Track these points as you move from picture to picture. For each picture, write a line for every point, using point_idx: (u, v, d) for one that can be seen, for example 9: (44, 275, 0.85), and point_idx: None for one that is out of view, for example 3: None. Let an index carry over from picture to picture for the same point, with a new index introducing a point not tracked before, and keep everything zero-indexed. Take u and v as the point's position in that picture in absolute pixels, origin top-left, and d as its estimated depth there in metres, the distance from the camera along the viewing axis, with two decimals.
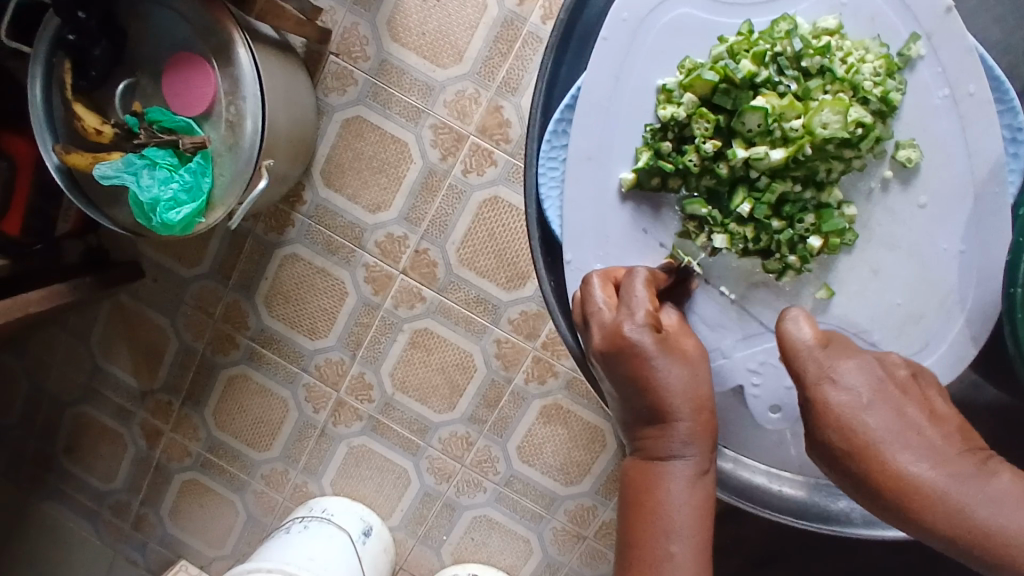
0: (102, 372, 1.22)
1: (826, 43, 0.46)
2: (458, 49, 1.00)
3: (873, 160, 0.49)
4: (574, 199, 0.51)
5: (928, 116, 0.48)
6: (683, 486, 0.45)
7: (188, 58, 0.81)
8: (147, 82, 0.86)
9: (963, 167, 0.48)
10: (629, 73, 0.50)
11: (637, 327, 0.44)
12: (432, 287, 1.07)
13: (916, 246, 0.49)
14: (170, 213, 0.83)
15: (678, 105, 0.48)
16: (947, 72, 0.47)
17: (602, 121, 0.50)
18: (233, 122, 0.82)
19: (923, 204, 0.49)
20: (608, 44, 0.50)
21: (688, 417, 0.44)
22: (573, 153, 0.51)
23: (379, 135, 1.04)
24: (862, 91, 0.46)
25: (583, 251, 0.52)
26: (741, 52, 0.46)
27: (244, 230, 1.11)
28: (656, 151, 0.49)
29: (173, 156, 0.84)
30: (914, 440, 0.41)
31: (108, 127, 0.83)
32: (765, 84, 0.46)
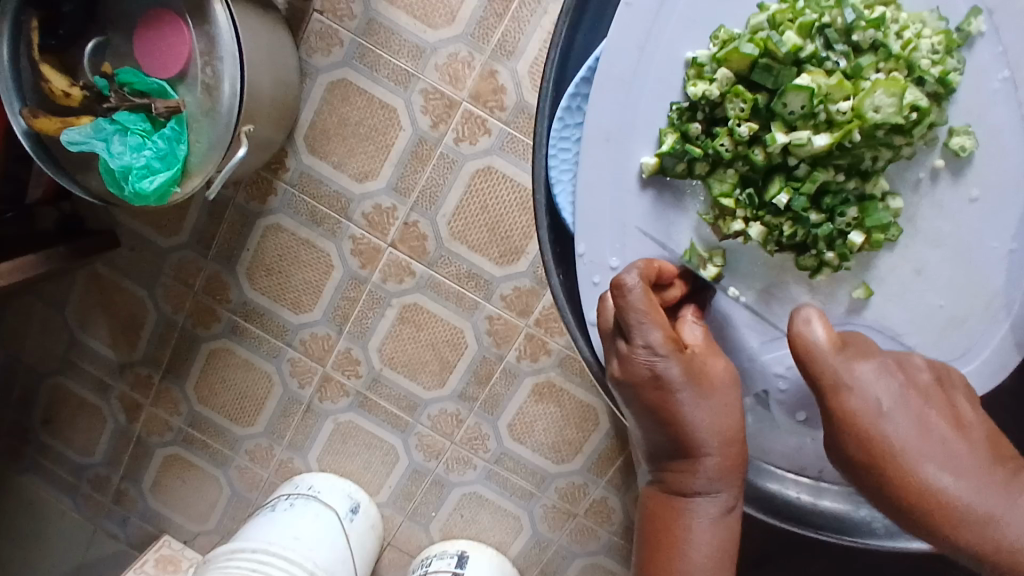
0: (79, 344, 1.17)
1: (881, 15, 0.42)
2: (451, 9, 0.95)
3: (924, 148, 0.45)
4: (590, 185, 0.48)
5: (987, 101, 0.44)
6: (706, 524, 0.43)
7: (161, 16, 0.76)
8: (119, 41, 0.80)
9: (1018, 159, 0.45)
10: (655, 43, 0.46)
11: (658, 356, 0.42)
12: (422, 260, 1.03)
13: (961, 241, 0.46)
14: (143, 182, 0.77)
15: (710, 82, 0.44)
16: (1008, 53, 0.43)
17: (624, 98, 0.46)
18: (209, 84, 0.76)
19: (975, 197, 0.45)
20: (631, 11, 0.45)
21: (714, 451, 0.42)
22: (591, 133, 0.47)
23: (367, 100, 0.98)
24: (918, 70, 0.42)
25: (598, 244, 0.48)
26: (785, 23, 0.42)
27: (224, 199, 1.05)
28: (683, 134, 0.46)
29: (146, 121, 0.78)
30: (936, 450, 0.39)
31: (77, 89, 0.78)
32: (811, 60, 0.43)
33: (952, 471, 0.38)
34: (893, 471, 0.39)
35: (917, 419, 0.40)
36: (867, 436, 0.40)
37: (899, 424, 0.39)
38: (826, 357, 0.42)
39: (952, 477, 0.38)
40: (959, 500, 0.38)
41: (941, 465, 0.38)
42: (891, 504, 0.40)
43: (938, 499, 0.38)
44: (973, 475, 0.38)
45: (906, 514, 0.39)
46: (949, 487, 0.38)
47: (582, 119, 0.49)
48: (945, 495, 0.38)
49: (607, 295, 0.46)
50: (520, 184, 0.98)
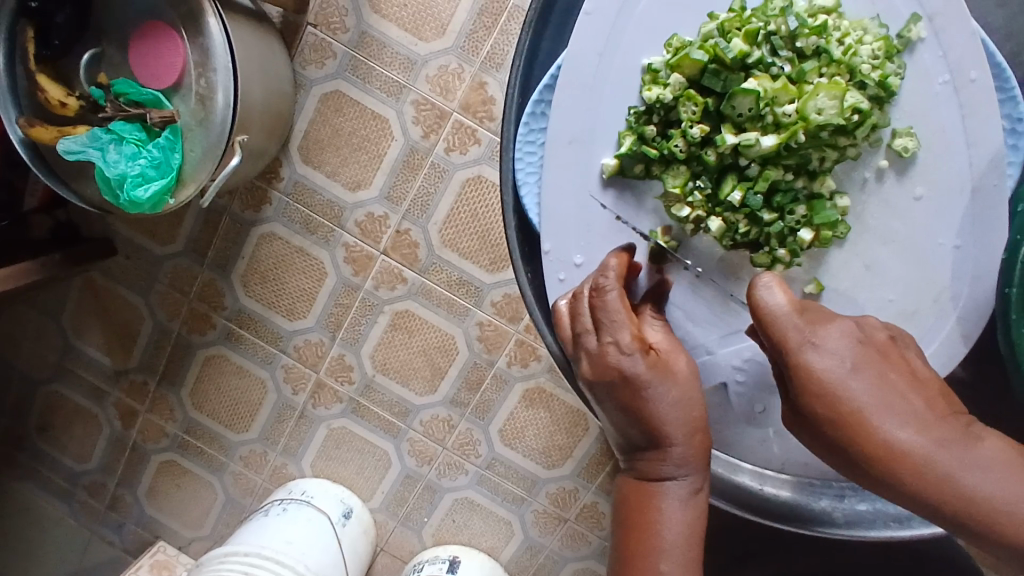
0: (75, 350, 1.18)
1: (823, 22, 0.44)
2: (441, 23, 0.97)
3: (869, 149, 0.47)
4: (554, 186, 0.49)
5: (929, 103, 0.46)
6: (677, 506, 0.45)
7: (156, 28, 0.78)
8: (114, 52, 0.82)
9: (962, 159, 0.46)
10: (615, 50, 0.47)
11: (625, 353, 0.44)
12: (413, 268, 1.05)
13: (910, 238, 0.48)
14: (137, 190, 0.79)
15: (664, 87, 0.46)
16: (948, 57, 0.45)
17: (585, 102, 0.48)
18: (203, 96, 0.78)
19: (920, 195, 0.47)
20: (592, 19, 0.47)
21: (680, 440, 0.44)
22: (555, 136, 0.49)
23: (359, 111, 1.00)
24: (859, 74, 0.44)
25: (563, 242, 0.50)
26: (733, 31, 0.44)
27: (219, 208, 1.07)
28: (640, 136, 0.47)
29: (140, 131, 0.81)
30: (898, 404, 0.39)
31: (73, 99, 0.80)
32: (757, 65, 0.44)
33: (913, 425, 0.39)
34: (860, 431, 0.39)
35: (878, 376, 0.40)
36: (836, 395, 0.39)
37: (863, 382, 0.40)
38: (788, 319, 0.41)
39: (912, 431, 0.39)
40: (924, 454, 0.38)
41: (905, 419, 0.39)
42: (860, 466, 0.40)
43: (902, 453, 0.38)
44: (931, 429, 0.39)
45: (870, 468, 0.39)
46: (912, 441, 0.39)
47: (546, 124, 0.50)
48: (907, 449, 0.38)
49: (560, 305, 0.47)
50: None
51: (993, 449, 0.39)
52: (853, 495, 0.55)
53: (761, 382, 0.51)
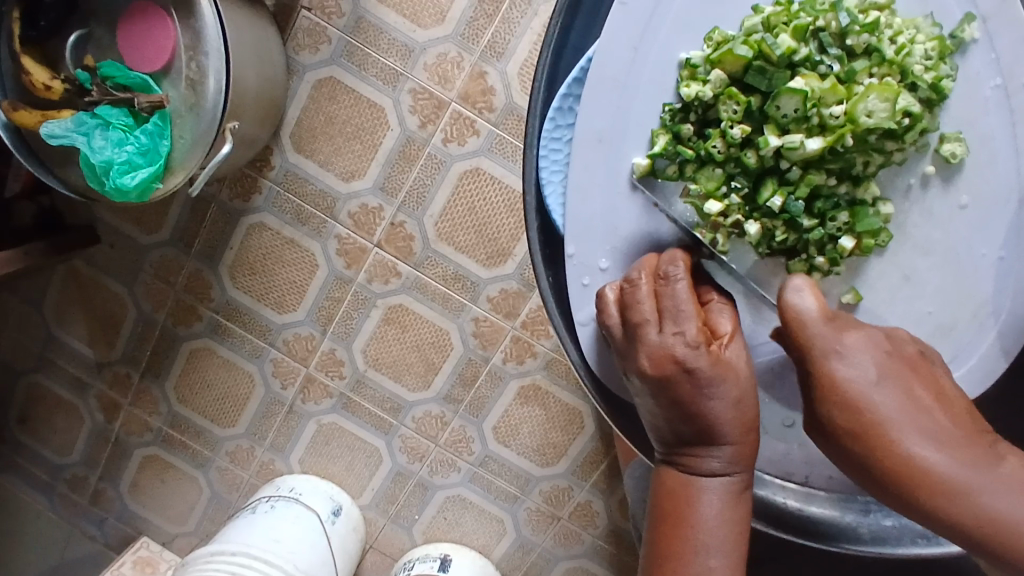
0: (56, 341, 1.15)
1: (875, 20, 0.42)
2: (441, 9, 0.94)
3: (915, 153, 0.45)
4: (580, 186, 0.47)
5: (979, 107, 0.44)
6: (724, 501, 0.43)
7: (144, 8, 0.74)
8: (102, 33, 0.78)
9: (1010, 167, 0.45)
10: (650, 45, 0.45)
11: (690, 348, 0.42)
12: (408, 261, 1.02)
13: (952, 247, 0.47)
14: (124, 177, 0.76)
15: (704, 83, 0.44)
16: (1001, 60, 0.44)
17: (618, 100, 0.46)
18: (194, 79, 0.74)
19: (964, 204, 0.46)
20: (628, 10, 0.45)
21: (734, 436, 0.43)
22: (583, 133, 0.47)
23: (354, 99, 0.97)
24: (911, 76, 0.43)
25: (588, 245, 0.48)
26: (780, 26, 0.43)
27: (207, 197, 1.04)
28: (675, 135, 0.46)
29: (128, 115, 0.77)
30: (922, 420, 0.39)
31: (58, 82, 0.76)
32: (804, 63, 0.43)
33: (936, 444, 0.39)
34: (882, 445, 0.39)
35: (904, 388, 0.40)
36: (854, 407, 0.40)
37: (890, 396, 0.39)
38: (816, 324, 0.41)
39: (933, 451, 0.38)
40: (944, 472, 0.38)
41: (927, 436, 0.39)
42: (878, 480, 0.40)
43: (923, 471, 0.38)
44: (960, 455, 0.38)
45: (889, 485, 0.40)
46: (932, 460, 0.38)
47: (573, 120, 0.48)
48: (928, 468, 0.38)
49: (606, 293, 0.46)
50: (508, 186, 0.98)
51: (1016, 469, 0.39)
52: (879, 509, 0.54)
53: (785, 394, 0.50)
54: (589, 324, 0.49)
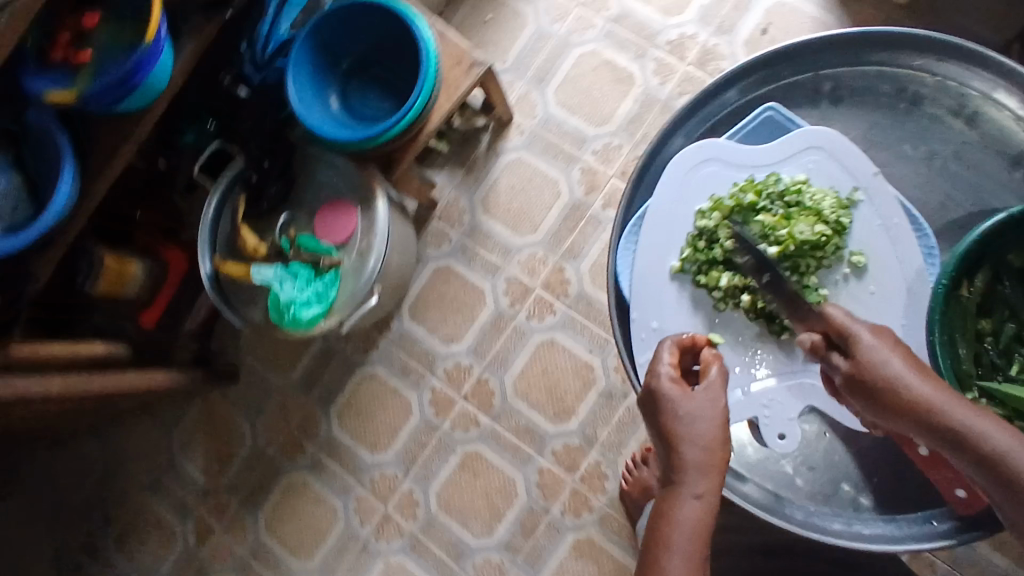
0: (175, 465, 1.34)
1: (800, 188, 0.76)
2: (535, 222, 1.25)
3: (837, 262, 0.76)
4: (642, 277, 0.78)
5: (871, 236, 0.76)
6: (689, 503, 0.60)
7: (339, 203, 1.08)
8: (301, 218, 1.12)
9: (898, 270, 0.75)
10: (680, 201, 0.78)
11: (660, 376, 0.66)
12: (487, 413, 1.21)
13: (876, 314, 0.75)
14: (302, 311, 1.03)
15: (709, 219, 0.77)
16: (880, 210, 0.75)
17: (663, 228, 0.78)
18: (363, 251, 1.05)
19: (873, 291, 0.75)
20: (668, 183, 0.78)
21: (699, 452, 0.62)
22: (643, 247, 0.78)
23: (462, 282, 1.26)
24: (823, 216, 0.75)
25: (646, 312, 0.77)
26: (747, 189, 0.76)
27: (334, 349, 1.30)
28: (695, 247, 0.77)
29: (311, 271, 1.05)
30: (933, 385, 0.62)
31: (264, 246, 1.09)
32: (762, 209, 0.76)
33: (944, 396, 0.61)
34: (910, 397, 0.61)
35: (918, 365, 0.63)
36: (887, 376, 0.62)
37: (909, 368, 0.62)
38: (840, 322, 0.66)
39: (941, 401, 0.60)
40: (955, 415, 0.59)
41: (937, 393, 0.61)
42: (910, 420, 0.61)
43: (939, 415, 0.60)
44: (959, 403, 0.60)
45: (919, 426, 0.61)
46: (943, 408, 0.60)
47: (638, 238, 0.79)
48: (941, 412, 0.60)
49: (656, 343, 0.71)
50: (577, 356, 1.20)
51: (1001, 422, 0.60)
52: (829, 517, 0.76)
53: (780, 415, 0.76)
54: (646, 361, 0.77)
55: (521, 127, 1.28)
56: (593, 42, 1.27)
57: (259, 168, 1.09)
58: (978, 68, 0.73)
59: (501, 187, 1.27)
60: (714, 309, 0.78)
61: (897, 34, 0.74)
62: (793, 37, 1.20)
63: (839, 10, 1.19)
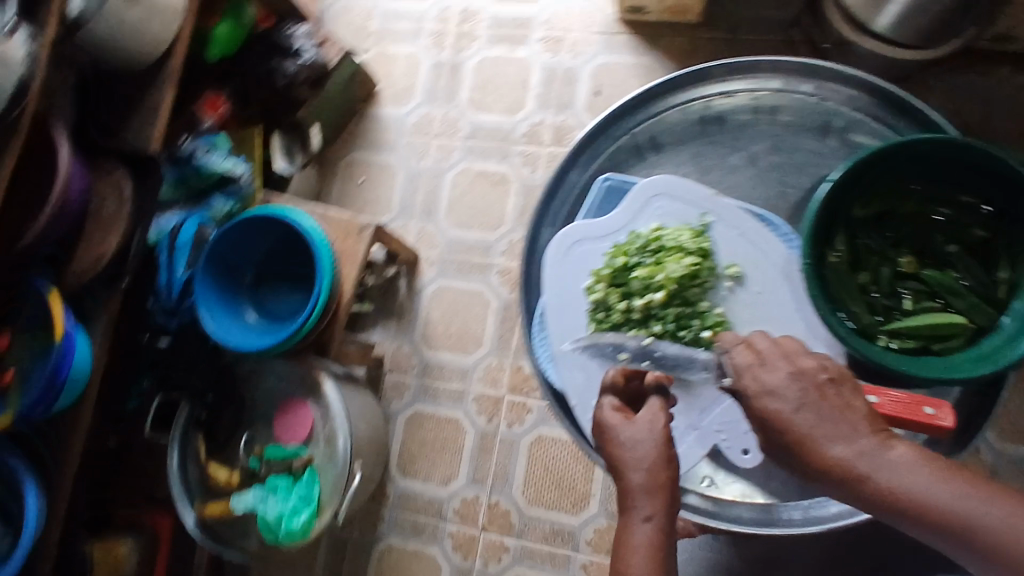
0: None
1: (658, 234, 0.76)
2: (478, 336, 1.29)
3: (719, 280, 0.76)
4: (563, 363, 0.77)
5: (736, 245, 0.76)
6: (642, 529, 0.62)
7: (290, 403, 1.09)
8: (261, 430, 1.10)
9: (774, 264, 0.75)
10: (565, 284, 0.78)
11: (604, 408, 0.68)
12: (512, 534, 1.20)
13: (777, 316, 0.74)
14: (293, 521, 1.01)
15: (597, 291, 0.77)
16: (733, 220, 0.76)
17: (561, 312, 0.78)
18: (329, 437, 1.06)
19: (759, 291, 0.75)
20: (548, 274, 0.79)
21: (643, 475, 0.64)
22: (553, 336, 0.78)
23: (436, 420, 1.27)
24: (686, 248, 0.75)
25: (581, 394, 0.75)
26: (617, 254, 0.77)
27: (342, 538, 1.26)
28: (597, 320, 0.77)
29: (287, 478, 1.05)
30: (833, 430, 0.58)
31: (235, 474, 1.09)
32: (636, 264, 0.76)
33: (843, 443, 0.58)
34: (808, 448, 0.58)
35: (820, 408, 0.59)
36: (788, 430, 0.59)
37: (807, 417, 0.59)
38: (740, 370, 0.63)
39: (840, 449, 0.57)
40: (853, 462, 0.57)
41: (836, 440, 0.58)
42: (815, 472, 0.59)
43: (839, 464, 0.57)
44: (859, 445, 0.57)
45: (825, 478, 0.58)
46: (842, 456, 0.57)
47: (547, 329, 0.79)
48: (840, 461, 0.57)
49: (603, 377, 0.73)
50: (568, 441, 1.21)
51: (902, 454, 0.57)
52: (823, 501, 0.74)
53: (735, 433, 0.74)
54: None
55: (429, 259, 1.34)
56: (460, 162, 1.37)
57: (204, 402, 1.11)
58: (755, 74, 0.79)
59: (434, 318, 1.31)
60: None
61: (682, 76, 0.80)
62: (624, 87, 1.31)
63: (651, 49, 1.31)
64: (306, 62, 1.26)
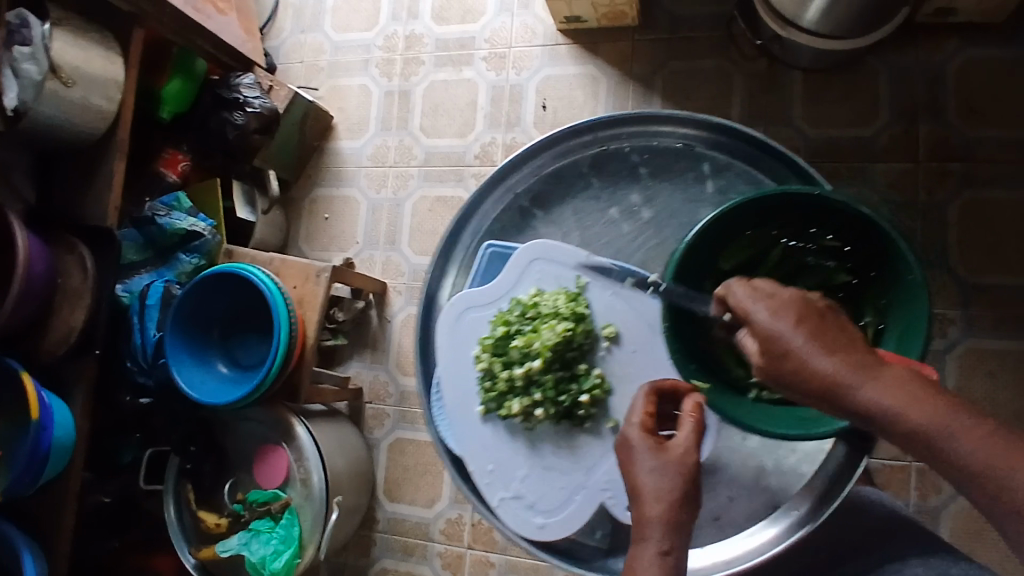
0: None
1: (534, 300, 0.79)
2: None
3: (596, 340, 0.79)
4: (460, 431, 0.80)
5: (611, 305, 0.78)
6: (651, 559, 0.59)
7: (266, 448, 1.15)
8: (243, 476, 1.17)
9: (647, 320, 0.77)
10: (456, 354, 0.82)
11: (630, 430, 0.67)
12: (496, 550, 1.24)
13: (652, 372, 0.77)
14: (275, 562, 1.07)
15: (482, 360, 0.81)
16: (607, 280, 0.79)
17: (454, 382, 0.82)
18: (304, 478, 1.11)
19: (635, 349, 0.77)
20: (442, 345, 0.83)
21: (653, 501, 0.61)
22: (449, 405, 0.81)
23: (417, 445, 1.31)
24: (560, 313, 0.78)
25: (479, 460, 0.79)
26: (498, 323, 0.80)
27: (340, 564, 1.33)
28: (485, 389, 0.80)
29: (269, 520, 1.11)
30: (827, 345, 0.55)
31: (223, 518, 1.15)
32: (516, 333, 0.80)
33: (831, 358, 0.54)
34: (793, 361, 0.55)
35: (811, 325, 0.56)
36: (781, 346, 0.55)
37: (799, 334, 0.55)
38: (742, 299, 0.59)
39: (825, 362, 0.54)
40: (838, 376, 0.54)
41: (822, 357, 0.54)
42: (800, 385, 0.55)
43: (828, 377, 0.54)
44: (840, 365, 0.54)
45: (811, 389, 0.55)
46: (829, 371, 0.54)
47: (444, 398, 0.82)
48: (829, 374, 0.54)
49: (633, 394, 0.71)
50: None
51: (894, 372, 0.54)
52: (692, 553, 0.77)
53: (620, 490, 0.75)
54: (502, 502, 0.78)
55: (397, 289, 1.36)
56: (417, 189, 1.38)
57: (188, 454, 1.17)
58: (624, 126, 0.81)
59: (407, 346, 1.35)
60: (528, 433, 0.80)
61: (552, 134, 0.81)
62: (569, 99, 1.31)
63: (593, 57, 1.30)
64: (255, 111, 1.27)
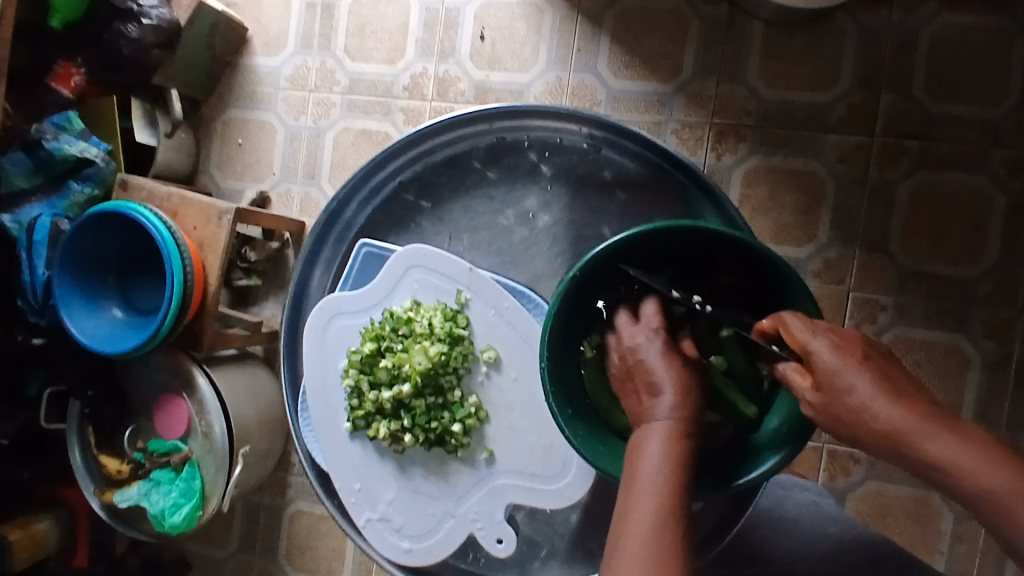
0: None
1: (408, 316, 0.78)
2: None
3: (473, 364, 0.79)
4: (329, 445, 0.80)
5: (490, 328, 0.79)
6: (644, 505, 0.54)
7: (166, 397, 1.09)
8: (145, 422, 1.12)
9: (525, 346, 0.78)
10: (327, 363, 0.81)
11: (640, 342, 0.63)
12: None
13: (523, 402, 0.78)
14: (174, 515, 1.05)
15: (350, 375, 0.79)
16: (486, 302, 0.78)
17: (323, 395, 0.81)
18: (206, 431, 1.07)
19: (514, 375, 0.78)
20: (310, 352, 0.81)
21: (658, 438, 0.57)
22: (316, 417, 0.81)
23: None
24: (433, 334, 0.77)
25: (346, 477, 0.80)
26: (367, 337, 0.79)
27: (256, 504, 1.32)
28: (352, 406, 0.79)
29: (170, 471, 1.08)
30: (887, 400, 0.51)
31: (124, 464, 1.10)
32: (386, 349, 0.79)
33: (890, 410, 0.51)
34: (849, 409, 0.51)
35: (875, 375, 0.52)
36: (836, 385, 0.52)
37: (860, 382, 0.51)
38: (799, 332, 0.55)
39: (885, 415, 0.51)
40: (893, 432, 0.50)
41: (882, 407, 0.51)
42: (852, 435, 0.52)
43: (883, 429, 0.50)
44: (902, 420, 0.50)
45: (865, 441, 0.51)
46: (888, 425, 0.50)
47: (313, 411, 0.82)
48: (884, 426, 0.50)
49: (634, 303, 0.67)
50: None
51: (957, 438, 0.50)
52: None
53: (489, 520, 0.77)
54: (369, 522, 0.79)
55: None
56: (340, 120, 1.26)
57: (86, 398, 1.10)
58: (525, 120, 0.76)
59: None
60: (398, 456, 0.80)
61: (446, 122, 0.76)
62: (511, 31, 1.18)
63: None
64: (152, 23, 1.12)
